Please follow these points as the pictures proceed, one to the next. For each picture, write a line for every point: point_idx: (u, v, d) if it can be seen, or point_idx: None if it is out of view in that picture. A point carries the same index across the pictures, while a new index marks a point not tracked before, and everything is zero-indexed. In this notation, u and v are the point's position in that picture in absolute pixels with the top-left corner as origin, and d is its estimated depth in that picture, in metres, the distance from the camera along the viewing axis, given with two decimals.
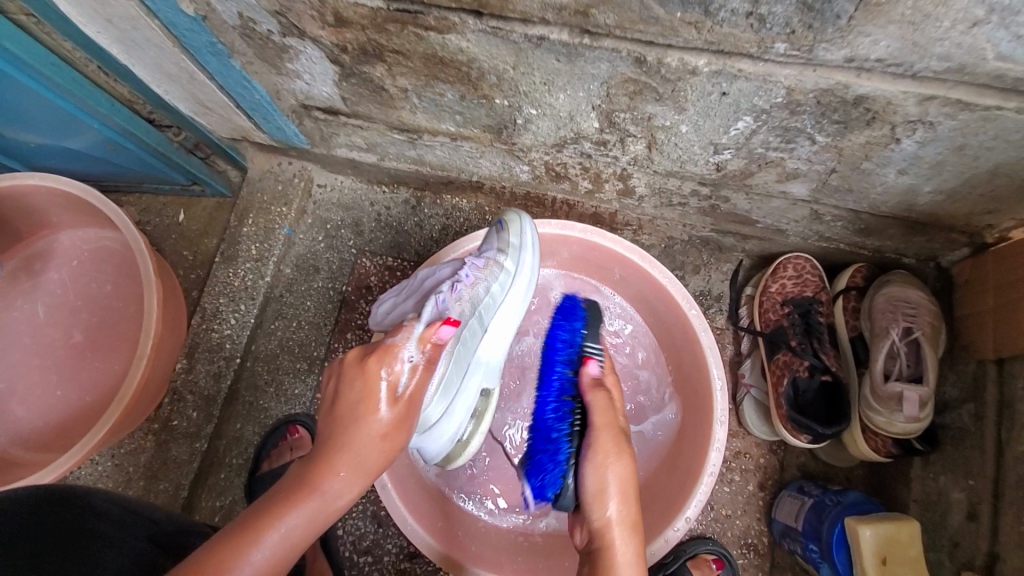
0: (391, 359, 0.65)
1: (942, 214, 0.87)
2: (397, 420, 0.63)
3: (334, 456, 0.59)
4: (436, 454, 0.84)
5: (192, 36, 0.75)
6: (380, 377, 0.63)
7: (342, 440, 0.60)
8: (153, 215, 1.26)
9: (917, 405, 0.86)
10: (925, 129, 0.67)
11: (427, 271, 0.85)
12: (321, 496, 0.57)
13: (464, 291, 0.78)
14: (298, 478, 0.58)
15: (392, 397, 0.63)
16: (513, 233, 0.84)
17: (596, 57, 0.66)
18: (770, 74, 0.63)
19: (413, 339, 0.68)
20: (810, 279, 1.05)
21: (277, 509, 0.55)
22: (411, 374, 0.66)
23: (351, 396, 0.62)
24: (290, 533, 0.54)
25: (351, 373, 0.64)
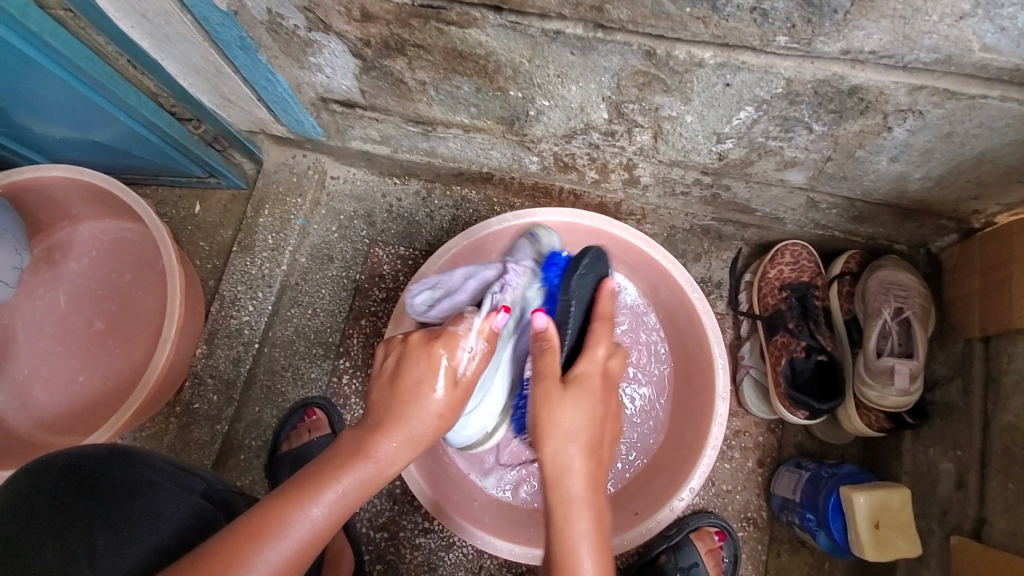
0: (454, 345, 0.68)
1: (932, 200, 0.92)
2: (452, 400, 0.66)
3: (390, 427, 0.64)
4: (460, 441, 0.90)
5: (223, 30, 0.78)
6: (442, 358, 0.67)
7: (399, 412, 0.65)
8: (169, 207, 1.29)
9: (907, 379, 0.90)
10: (915, 117, 0.72)
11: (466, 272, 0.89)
12: (373, 464, 0.62)
13: (511, 293, 0.83)
14: (356, 443, 0.63)
15: (451, 378, 0.66)
16: (545, 244, 0.93)
17: (609, 50, 0.70)
18: (771, 66, 0.67)
19: (477, 331, 0.70)
20: (807, 265, 1.09)
21: (335, 472, 0.61)
22: (472, 363, 0.68)
23: (414, 372, 0.66)
24: (345, 496, 0.60)
25: (416, 350, 0.68)
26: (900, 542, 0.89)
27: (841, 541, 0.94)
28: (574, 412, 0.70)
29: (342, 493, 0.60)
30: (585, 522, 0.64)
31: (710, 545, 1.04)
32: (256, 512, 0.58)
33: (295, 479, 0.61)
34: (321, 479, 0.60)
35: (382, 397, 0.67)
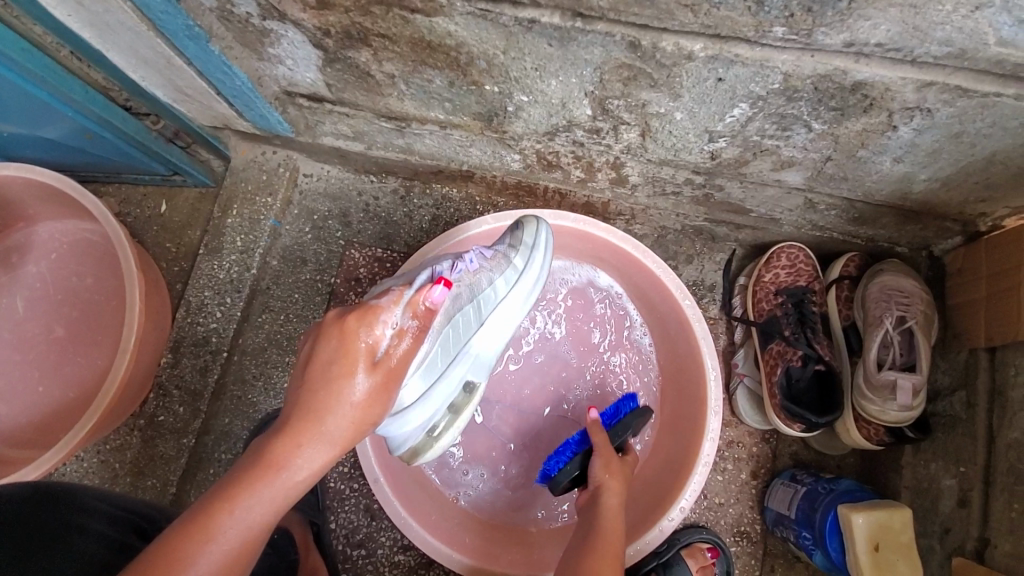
0: (372, 323, 0.65)
1: (936, 202, 0.86)
2: (371, 386, 0.63)
3: (299, 425, 0.60)
4: (401, 443, 0.81)
5: (168, 19, 0.72)
6: (358, 338, 0.64)
7: (309, 413, 0.61)
8: (133, 206, 1.23)
9: (910, 394, 0.86)
10: (923, 115, 0.66)
11: (431, 261, 0.88)
12: (282, 471, 0.59)
13: (465, 273, 0.82)
14: (260, 455, 0.59)
15: (370, 360, 0.64)
16: (528, 232, 0.87)
17: (589, 42, 0.64)
18: (767, 60, 0.61)
19: (403, 302, 0.68)
20: (804, 268, 1.04)
21: (238, 485, 0.57)
22: (394, 341, 0.66)
23: (326, 357, 0.63)
24: (252, 515, 0.57)
25: (328, 332, 0.65)
26: (900, 566, 0.84)
27: (839, 562, 0.90)
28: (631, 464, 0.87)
29: (250, 507, 0.57)
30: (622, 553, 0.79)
31: (701, 563, 1.00)
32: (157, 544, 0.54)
33: (200, 501, 0.57)
34: (226, 493, 0.56)
35: (293, 391, 0.63)
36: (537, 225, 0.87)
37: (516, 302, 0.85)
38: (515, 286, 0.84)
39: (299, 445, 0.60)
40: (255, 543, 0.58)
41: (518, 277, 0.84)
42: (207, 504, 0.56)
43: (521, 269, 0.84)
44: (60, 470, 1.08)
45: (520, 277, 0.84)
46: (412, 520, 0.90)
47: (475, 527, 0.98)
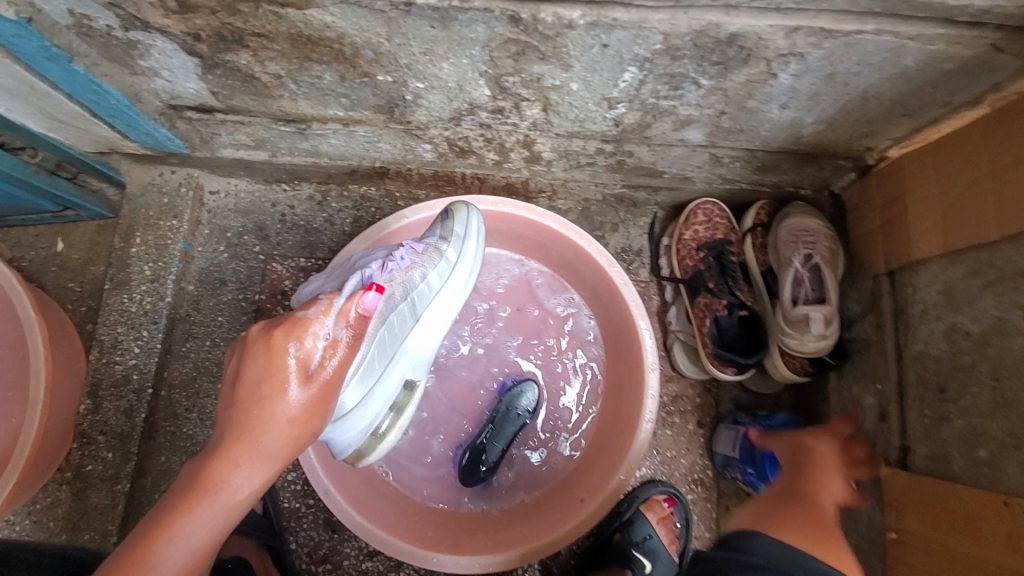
0: (301, 334, 0.65)
1: (826, 142, 0.91)
2: (306, 399, 0.65)
3: (235, 445, 0.61)
4: (345, 447, 0.80)
5: (20, 42, 0.65)
6: (288, 353, 0.64)
7: (243, 431, 0.62)
8: (26, 249, 1.13)
9: (822, 323, 0.91)
10: (797, 60, 0.70)
11: (361, 256, 0.85)
12: (221, 492, 0.59)
13: (398, 272, 0.78)
14: (196, 477, 0.59)
15: (302, 374, 0.65)
16: (459, 222, 0.84)
17: (471, 20, 0.63)
18: (644, 21, 0.62)
19: (333, 311, 0.69)
20: (719, 222, 1.08)
21: (175, 511, 0.57)
22: (328, 352, 0.67)
23: (256, 374, 0.64)
24: (194, 539, 0.57)
25: (255, 349, 0.65)
26: None
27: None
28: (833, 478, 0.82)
29: (189, 532, 0.57)
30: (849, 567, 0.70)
31: (660, 514, 1.03)
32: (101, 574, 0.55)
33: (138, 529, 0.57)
34: (164, 519, 0.57)
35: (225, 411, 0.64)
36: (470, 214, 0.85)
37: (452, 298, 0.84)
38: (449, 280, 0.83)
39: (237, 463, 0.61)
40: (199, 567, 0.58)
41: (452, 271, 0.83)
42: (145, 532, 0.57)
43: (454, 260, 0.83)
44: None
45: (456, 275, 0.83)
46: (367, 524, 0.89)
47: (436, 519, 0.97)
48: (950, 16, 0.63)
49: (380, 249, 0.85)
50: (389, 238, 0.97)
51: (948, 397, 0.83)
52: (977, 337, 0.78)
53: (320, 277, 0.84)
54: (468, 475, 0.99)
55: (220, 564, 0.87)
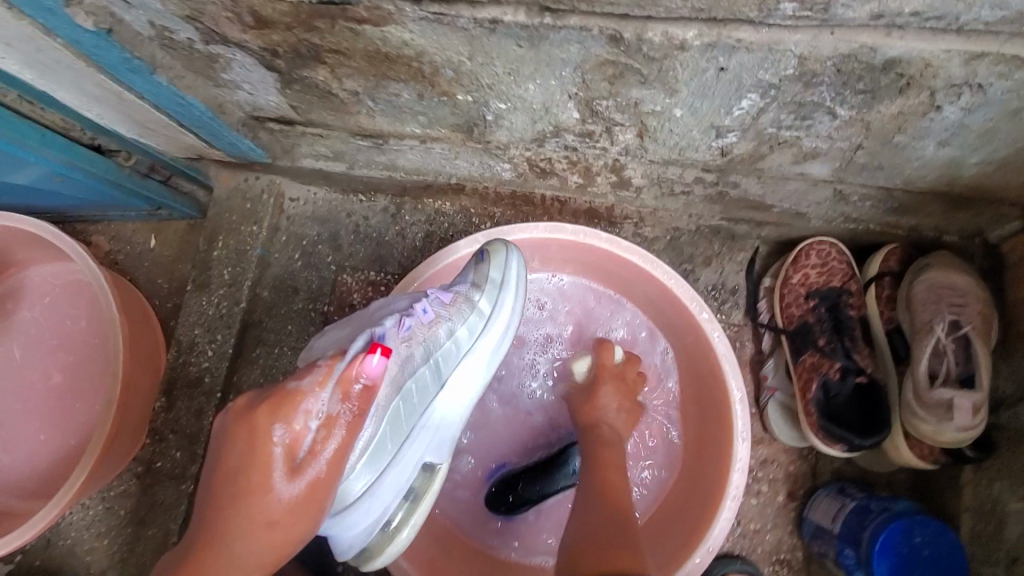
0: (289, 417, 0.57)
1: (990, 187, 0.74)
2: (293, 499, 0.58)
3: (207, 557, 0.55)
4: (348, 547, 0.72)
5: (103, 53, 0.64)
6: (273, 442, 0.56)
7: (220, 537, 0.55)
8: (123, 243, 1.19)
9: (970, 413, 0.73)
10: (973, 93, 0.55)
11: (380, 303, 0.78)
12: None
13: (415, 331, 0.70)
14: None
15: (289, 466, 0.57)
16: (495, 266, 0.74)
17: (564, 39, 0.55)
18: (776, 43, 0.51)
19: (331, 382, 0.60)
20: (837, 267, 0.92)
21: None
22: (320, 440, 0.59)
23: (234, 470, 0.56)
24: None
25: (235, 435, 0.57)
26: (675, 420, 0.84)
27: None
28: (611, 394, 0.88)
29: None
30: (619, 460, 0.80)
31: None
32: None
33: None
34: None
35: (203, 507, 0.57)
36: (506, 254, 0.74)
37: (482, 358, 0.75)
38: (477, 343, 0.74)
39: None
40: None
41: (483, 329, 0.74)
42: None
43: (488, 315, 0.74)
44: (66, 518, 1.07)
45: (487, 333, 0.75)
46: (417, 572, 0.84)
47: (482, 569, 0.91)
48: None
49: (399, 295, 0.76)
50: (436, 277, 0.86)
51: None
52: None
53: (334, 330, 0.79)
54: (491, 502, 0.94)
55: None
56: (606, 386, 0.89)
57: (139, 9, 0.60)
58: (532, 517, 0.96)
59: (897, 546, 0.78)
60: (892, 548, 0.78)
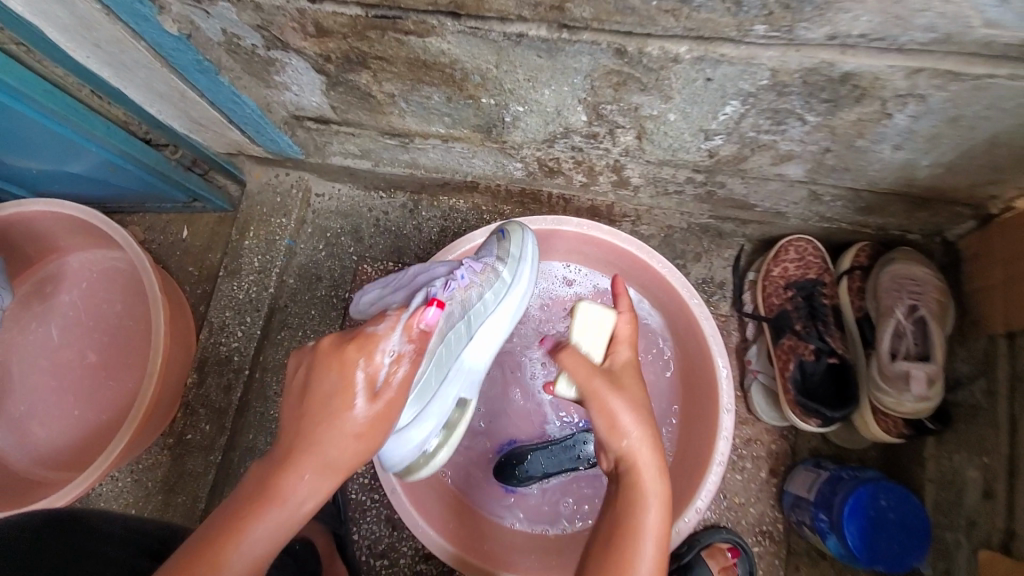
0: (371, 350, 0.59)
1: (944, 187, 0.84)
2: (372, 416, 0.57)
3: (299, 453, 0.55)
4: (395, 463, 0.76)
5: (179, 55, 0.76)
6: (357, 367, 0.58)
7: (312, 438, 0.55)
8: (158, 233, 1.28)
9: (925, 384, 0.82)
10: (917, 102, 0.66)
11: (420, 267, 0.82)
12: (280, 504, 0.52)
13: (457, 291, 0.76)
14: (257, 486, 0.53)
15: (369, 391, 0.58)
16: (514, 243, 0.84)
17: (577, 52, 0.65)
18: (753, 57, 0.62)
19: (398, 326, 0.62)
20: (813, 261, 1.03)
21: (239, 516, 0.51)
22: (393, 372, 0.60)
23: (325, 388, 0.57)
24: (258, 548, 0.51)
25: (325, 361, 0.58)
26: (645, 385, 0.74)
27: (855, 549, 0.85)
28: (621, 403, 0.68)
29: (252, 545, 0.51)
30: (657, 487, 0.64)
31: (722, 563, 0.98)
32: None
33: (187, 543, 0.50)
34: (230, 525, 0.51)
35: (287, 421, 0.57)
36: (524, 235, 0.84)
37: (503, 318, 0.84)
38: (503, 301, 0.82)
39: (300, 471, 0.54)
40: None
41: (507, 292, 0.82)
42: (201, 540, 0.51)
43: (509, 282, 0.82)
44: (97, 489, 1.14)
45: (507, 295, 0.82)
46: (434, 532, 0.92)
47: (490, 533, 0.99)
48: None
49: (439, 262, 0.82)
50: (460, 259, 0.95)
51: None
52: None
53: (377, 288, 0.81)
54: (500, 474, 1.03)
55: (289, 544, 0.90)
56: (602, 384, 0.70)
57: (215, 18, 0.70)
58: (537, 492, 1.04)
59: (866, 508, 0.85)
60: (861, 511, 0.85)
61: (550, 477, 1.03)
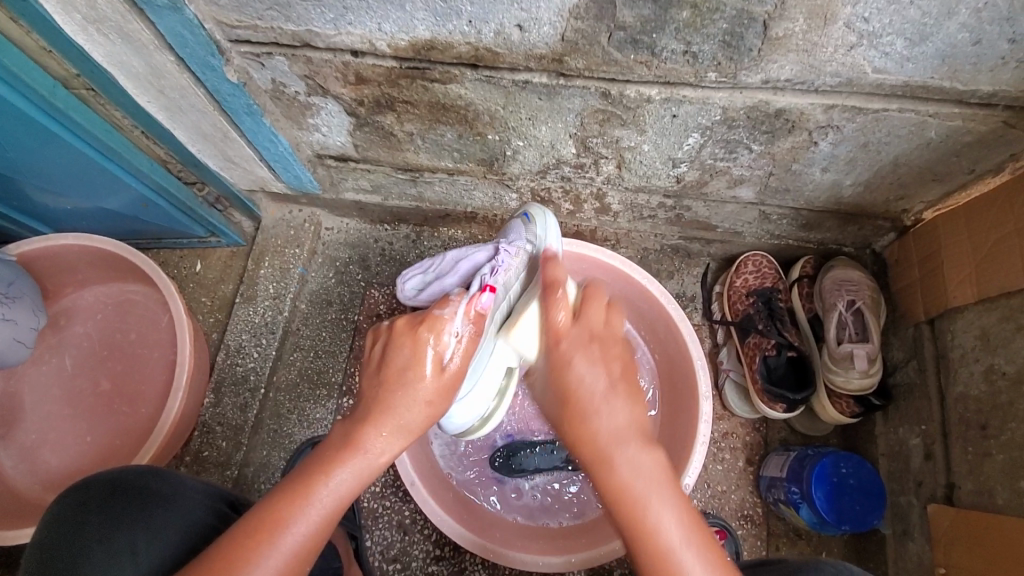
0: (439, 330, 0.71)
1: (865, 204, 1.03)
2: (439, 388, 0.70)
3: (379, 415, 0.68)
4: (458, 429, 0.89)
5: (234, 101, 0.89)
6: (428, 345, 0.71)
7: (388, 403, 0.68)
8: (171, 267, 1.36)
9: (866, 360, 1.02)
10: (834, 131, 0.84)
11: (456, 255, 0.97)
12: (362, 452, 0.66)
13: (502, 275, 0.84)
14: (346, 439, 0.67)
15: (437, 367, 0.71)
16: (539, 226, 0.93)
17: (571, 94, 0.82)
18: (707, 98, 0.80)
19: (458, 312, 0.73)
20: (768, 272, 1.20)
21: (329, 461, 0.66)
22: (457, 349, 0.72)
23: (401, 361, 0.71)
24: (341, 488, 0.65)
25: (402, 339, 0.72)
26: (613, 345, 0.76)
27: (824, 511, 0.99)
28: (585, 366, 0.73)
29: (337, 484, 0.64)
30: (629, 448, 0.68)
31: None
32: (260, 508, 0.63)
33: (289, 478, 0.65)
34: (322, 467, 0.65)
35: (370, 387, 0.71)
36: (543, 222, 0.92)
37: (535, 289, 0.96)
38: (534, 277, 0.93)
39: (379, 429, 0.67)
40: (342, 514, 0.66)
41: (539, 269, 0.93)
42: (298, 479, 0.65)
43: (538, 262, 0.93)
44: None
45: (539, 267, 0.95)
46: (451, 518, 1.00)
47: (499, 524, 1.07)
48: (963, 97, 0.75)
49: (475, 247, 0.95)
50: None
51: (989, 433, 0.88)
52: (1012, 376, 0.85)
53: (424, 279, 0.99)
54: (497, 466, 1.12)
55: None
56: (575, 345, 0.75)
57: (268, 70, 0.84)
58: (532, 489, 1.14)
59: (830, 476, 1.00)
60: (826, 478, 1.00)
61: (539, 473, 1.13)
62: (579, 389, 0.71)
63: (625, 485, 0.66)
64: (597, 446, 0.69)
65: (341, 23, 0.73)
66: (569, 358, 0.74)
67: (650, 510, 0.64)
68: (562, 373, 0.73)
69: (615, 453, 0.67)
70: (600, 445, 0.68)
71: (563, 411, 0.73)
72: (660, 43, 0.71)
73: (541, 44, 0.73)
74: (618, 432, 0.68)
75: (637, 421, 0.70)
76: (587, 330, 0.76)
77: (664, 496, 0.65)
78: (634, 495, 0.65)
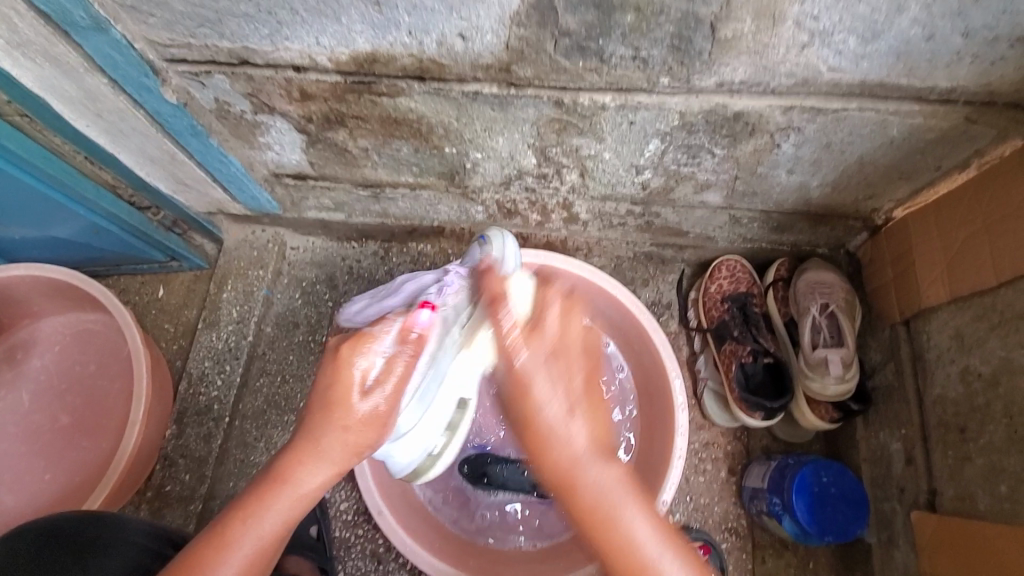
0: (363, 349, 0.66)
1: (834, 205, 1.01)
2: (365, 412, 0.65)
3: (301, 445, 0.65)
4: (402, 468, 0.84)
5: (175, 121, 0.86)
6: (352, 367, 0.65)
7: (311, 433, 0.65)
8: (132, 294, 1.32)
9: (840, 365, 1.01)
10: (795, 133, 0.82)
11: (404, 279, 0.90)
12: (290, 485, 0.65)
13: (449, 296, 0.80)
14: (273, 472, 0.65)
15: (360, 389, 0.65)
16: (495, 246, 0.81)
17: (523, 104, 0.79)
18: (663, 103, 0.77)
19: (391, 332, 0.69)
20: (743, 277, 1.18)
21: (255, 498, 0.65)
22: (383, 370, 0.66)
23: (323, 384, 0.65)
24: (264, 523, 0.65)
25: (327, 362, 0.67)
26: (577, 363, 0.67)
27: (807, 523, 0.96)
28: (539, 392, 0.65)
29: (260, 522, 0.65)
30: (597, 472, 0.64)
31: None
32: (195, 545, 0.66)
33: (220, 513, 0.66)
34: (245, 505, 0.65)
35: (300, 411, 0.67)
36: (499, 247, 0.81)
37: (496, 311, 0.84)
38: None
39: (302, 461, 0.65)
40: (271, 549, 0.66)
41: None
42: (227, 516, 0.66)
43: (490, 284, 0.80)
44: None
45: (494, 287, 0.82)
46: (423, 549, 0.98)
47: (475, 549, 1.04)
48: (922, 94, 0.74)
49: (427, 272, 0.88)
50: None
51: (967, 436, 0.86)
52: (988, 378, 0.83)
53: (368, 299, 0.90)
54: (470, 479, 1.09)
55: None
56: (532, 364, 0.66)
57: (209, 89, 0.81)
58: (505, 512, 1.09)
59: (811, 485, 0.98)
60: (807, 488, 0.97)
61: (505, 490, 1.09)
62: (538, 418, 0.65)
63: (601, 494, 0.64)
64: (566, 476, 0.65)
65: (277, 39, 0.71)
66: (527, 378, 0.66)
67: (621, 525, 0.64)
68: (521, 395, 0.66)
69: (578, 474, 0.64)
70: (566, 472, 0.64)
71: (523, 436, 0.67)
72: (607, 49, 0.69)
73: (485, 53, 0.71)
74: (579, 456, 0.64)
75: (603, 435, 0.66)
76: (544, 346, 0.67)
77: (633, 506, 0.65)
78: (603, 512, 0.64)
